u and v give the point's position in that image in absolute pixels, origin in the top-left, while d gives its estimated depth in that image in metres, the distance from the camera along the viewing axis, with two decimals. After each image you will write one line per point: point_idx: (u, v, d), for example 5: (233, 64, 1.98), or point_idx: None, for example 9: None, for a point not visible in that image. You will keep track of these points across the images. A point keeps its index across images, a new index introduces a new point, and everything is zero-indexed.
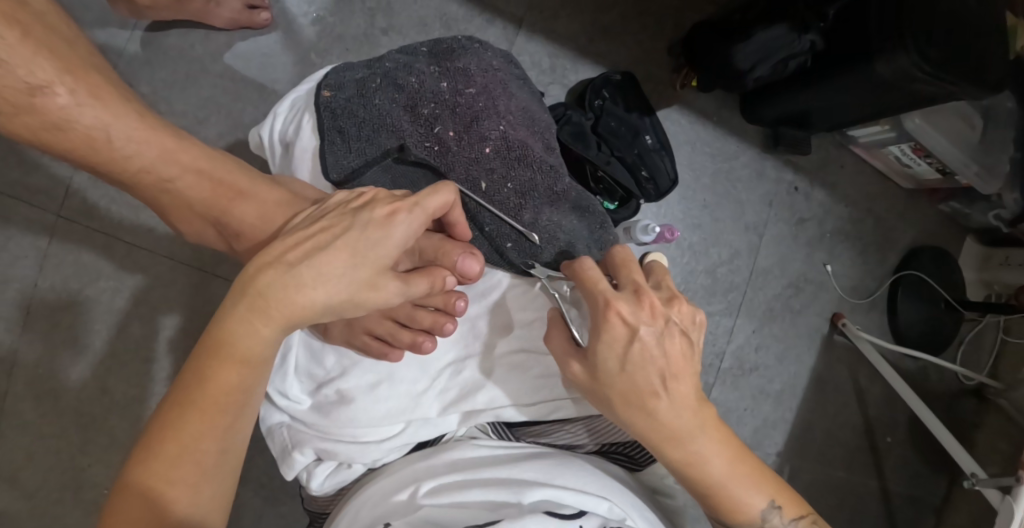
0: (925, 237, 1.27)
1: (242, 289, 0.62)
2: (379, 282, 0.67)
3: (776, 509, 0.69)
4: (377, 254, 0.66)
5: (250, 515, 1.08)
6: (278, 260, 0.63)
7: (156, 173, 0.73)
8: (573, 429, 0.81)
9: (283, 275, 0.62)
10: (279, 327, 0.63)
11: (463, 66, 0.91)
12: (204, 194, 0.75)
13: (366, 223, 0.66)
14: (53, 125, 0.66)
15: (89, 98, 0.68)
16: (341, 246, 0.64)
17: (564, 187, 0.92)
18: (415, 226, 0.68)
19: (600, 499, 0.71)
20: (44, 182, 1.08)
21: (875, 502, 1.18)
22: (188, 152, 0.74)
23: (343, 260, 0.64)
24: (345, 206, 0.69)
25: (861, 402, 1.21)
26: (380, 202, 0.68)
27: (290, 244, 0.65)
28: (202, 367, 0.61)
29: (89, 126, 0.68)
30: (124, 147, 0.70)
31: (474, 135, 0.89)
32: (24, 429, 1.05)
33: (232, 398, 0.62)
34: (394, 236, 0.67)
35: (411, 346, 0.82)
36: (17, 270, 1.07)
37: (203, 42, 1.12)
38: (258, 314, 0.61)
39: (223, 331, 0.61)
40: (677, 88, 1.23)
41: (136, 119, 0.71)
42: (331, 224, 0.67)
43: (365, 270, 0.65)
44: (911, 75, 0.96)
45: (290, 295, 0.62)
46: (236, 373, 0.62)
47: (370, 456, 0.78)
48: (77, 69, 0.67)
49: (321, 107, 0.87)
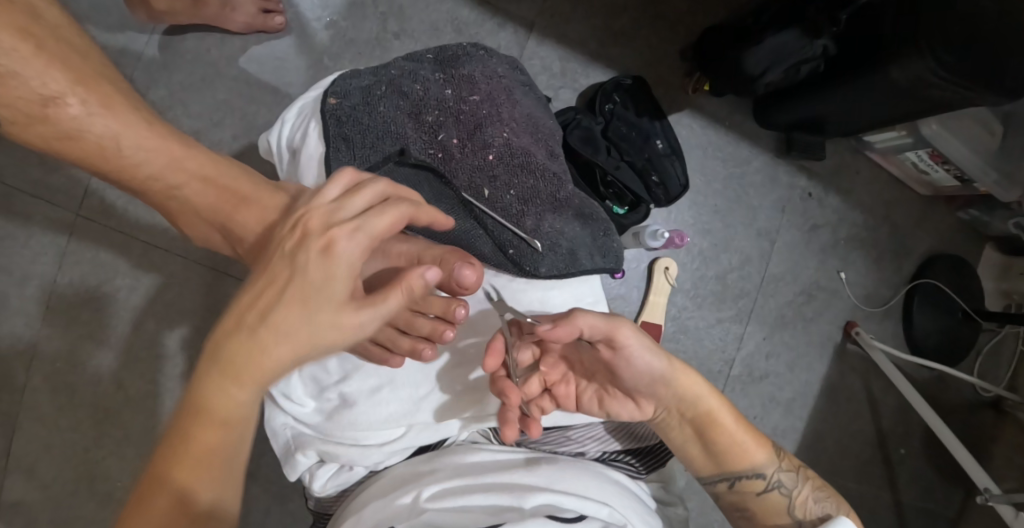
0: (942, 245, 1.24)
1: (214, 355, 0.60)
2: (342, 319, 0.63)
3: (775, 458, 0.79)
4: (326, 294, 0.62)
5: (257, 511, 1.12)
6: (236, 325, 0.60)
7: (164, 181, 0.75)
8: (574, 437, 0.84)
9: (245, 340, 0.60)
10: (254, 388, 0.60)
11: (468, 74, 0.94)
12: (210, 201, 0.78)
13: (307, 263, 0.62)
14: (66, 135, 0.69)
15: (99, 107, 0.70)
16: (292, 297, 0.61)
17: (566, 194, 0.94)
18: (360, 251, 0.64)
19: (601, 504, 0.73)
20: (63, 181, 1.11)
21: (888, 514, 1.16)
22: (194, 159, 0.76)
23: (298, 312, 0.61)
24: (279, 251, 0.63)
25: (874, 413, 1.19)
26: (314, 236, 0.63)
27: (253, 298, 0.61)
28: (181, 430, 0.59)
29: (99, 136, 0.70)
30: (132, 155, 0.72)
31: (478, 142, 0.92)
32: (43, 421, 1.08)
33: (216, 459, 0.60)
34: (343, 270, 0.63)
35: (411, 354, 0.80)
36: (37, 267, 1.10)
37: (220, 45, 1.14)
38: (229, 379, 0.59)
39: (201, 397, 0.59)
40: (689, 93, 1.22)
41: (147, 128, 0.73)
42: (272, 276, 0.62)
43: (325, 311, 0.62)
44: (927, 81, 0.95)
45: (254, 357, 0.60)
46: (217, 434, 0.59)
47: (371, 460, 0.80)
48: (89, 80, 0.70)
49: (327, 114, 0.89)
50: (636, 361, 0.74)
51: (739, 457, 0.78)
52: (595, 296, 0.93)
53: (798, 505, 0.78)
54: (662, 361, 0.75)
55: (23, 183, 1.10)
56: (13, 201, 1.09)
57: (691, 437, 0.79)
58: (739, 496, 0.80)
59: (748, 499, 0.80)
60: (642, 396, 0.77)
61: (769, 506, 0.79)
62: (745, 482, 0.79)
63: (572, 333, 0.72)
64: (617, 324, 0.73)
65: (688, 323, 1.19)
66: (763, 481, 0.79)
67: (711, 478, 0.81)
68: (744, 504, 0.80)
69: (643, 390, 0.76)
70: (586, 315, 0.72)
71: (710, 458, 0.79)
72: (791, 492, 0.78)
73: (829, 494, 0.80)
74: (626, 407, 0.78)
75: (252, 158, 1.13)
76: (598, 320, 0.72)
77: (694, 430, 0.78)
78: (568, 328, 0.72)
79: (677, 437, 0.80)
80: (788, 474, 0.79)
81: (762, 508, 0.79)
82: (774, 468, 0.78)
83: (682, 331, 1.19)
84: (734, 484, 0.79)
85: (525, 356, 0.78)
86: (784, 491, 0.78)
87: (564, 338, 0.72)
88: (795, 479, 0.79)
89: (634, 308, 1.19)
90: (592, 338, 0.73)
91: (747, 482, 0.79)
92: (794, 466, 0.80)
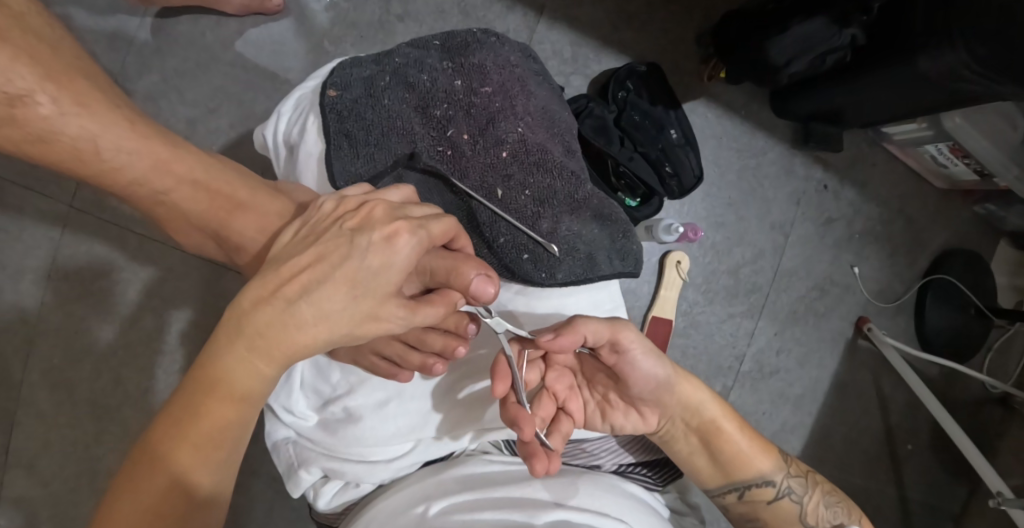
0: (958, 241, 1.26)
1: (239, 327, 0.58)
2: (381, 312, 0.61)
3: (778, 464, 0.77)
4: (380, 285, 0.60)
5: (263, 506, 1.07)
6: (273, 295, 0.58)
7: (151, 186, 0.67)
8: (590, 448, 0.79)
9: (280, 313, 0.58)
10: (282, 363, 0.60)
11: (478, 63, 0.85)
12: (202, 207, 0.70)
13: (366, 249, 0.59)
14: (37, 137, 0.61)
15: (74, 106, 0.62)
16: (342, 278, 0.58)
17: (584, 194, 0.86)
18: (418, 249, 0.61)
19: (618, 521, 0.68)
20: (54, 173, 1.06)
21: (893, 508, 1.20)
22: (182, 162, 0.68)
23: (344, 295, 0.58)
24: (336, 228, 0.61)
25: (883, 410, 1.22)
26: (378, 224, 0.60)
27: (287, 275, 0.59)
28: (195, 402, 0.58)
29: (75, 137, 0.62)
30: (112, 158, 0.65)
31: (490, 138, 0.83)
32: (40, 420, 1.03)
33: (229, 432, 0.60)
34: (400, 263, 0.60)
35: (421, 369, 0.75)
36: (30, 261, 1.05)
37: (214, 29, 1.08)
38: (258, 354, 0.58)
39: (221, 369, 0.58)
40: (704, 80, 1.19)
41: (127, 128, 0.65)
42: (326, 251, 0.60)
43: (368, 302, 0.60)
44: (958, 74, 0.90)
45: (286, 333, 0.58)
46: (236, 410, 0.59)
47: (377, 476, 0.76)
48: (60, 74, 0.61)
49: (326, 108, 0.81)
50: (643, 367, 0.70)
51: (748, 465, 0.76)
52: (614, 302, 0.87)
53: (809, 512, 0.76)
54: (667, 368, 0.72)
55: (14, 174, 1.05)
56: (4, 193, 1.04)
57: (697, 449, 0.76)
58: (749, 505, 0.77)
59: (758, 508, 0.77)
60: (645, 404, 0.73)
61: (781, 514, 0.76)
62: (755, 491, 0.76)
63: (577, 340, 0.67)
64: (620, 326, 0.69)
65: (699, 318, 1.18)
66: (773, 488, 0.76)
67: (720, 489, 0.77)
68: (755, 514, 0.77)
69: (647, 398, 0.73)
70: (588, 320, 0.67)
71: (717, 469, 0.76)
72: (802, 498, 0.76)
73: (839, 498, 0.78)
74: (631, 419, 0.74)
75: (249, 148, 1.08)
76: (600, 325, 0.68)
77: (700, 439, 0.76)
78: (572, 335, 0.66)
79: (682, 450, 0.77)
80: (794, 479, 0.77)
81: (774, 517, 0.76)
82: (781, 473, 0.76)
83: (693, 326, 1.18)
84: (744, 494, 0.77)
85: (533, 376, 0.71)
86: (795, 497, 0.76)
87: (567, 347, 0.67)
88: (805, 485, 0.77)
89: (644, 303, 1.17)
90: (595, 344, 0.69)
91: (758, 490, 0.76)
92: (803, 471, 0.78)
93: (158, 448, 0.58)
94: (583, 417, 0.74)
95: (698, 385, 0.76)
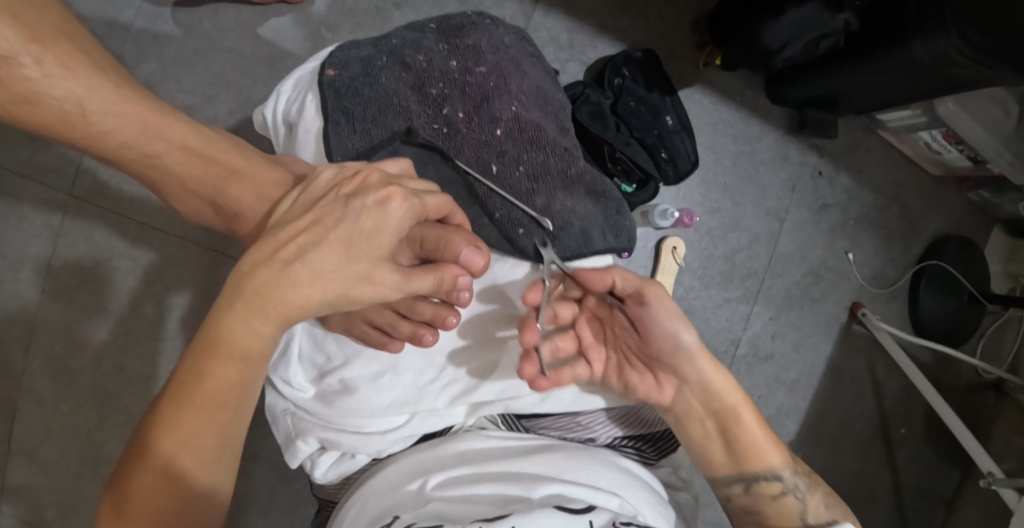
0: (952, 226, 1.28)
1: (238, 286, 0.58)
2: (376, 275, 0.62)
3: (794, 478, 0.71)
4: (373, 248, 0.61)
5: (263, 491, 1.08)
6: (270, 257, 0.59)
7: (139, 149, 0.67)
8: (585, 422, 0.78)
9: (277, 273, 0.58)
10: (279, 323, 0.60)
11: (473, 43, 0.86)
12: (195, 172, 0.70)
13: (360, 212, 0.61)
14: (21, 99, 0.61)
15: (58, 68, 0.61)
16: (336, 240, 0.60)
17: (578, 170, 0.87)
18: (411, 215, 0.63)
19: (611, 495, 0.68)
20: (56, 160, 1.06)
21: (886, 493, 1.21)
22: (173, 127, 0.68)
23: (338, 256, 0.60)
24: (334, 194, 0.62)
25: (877, 394, 1.24)
26: (372, 189, 0.63)
27: (284, 238, 0.60)
28: (198, 365, 0.59)
29: (61, 100, 0.62)
30: (101, 122, 0.64)
31: (485, 116, 0.84)
32: (42, 408, 1.04)
33: (232, 393, 0.60)
34: (394, 225, 0.62)
35: (412, 339, 0.76)
36: (28, 247, 1.05)
37: (213, 16, 1.09)
38: (255, 313, 0.58)
39: (221, 329, 0.58)
40: (700, 67, 1.21)
41: (112, 92, 0.65)
42: (321, 214, 0.61)
43: (362, 264, 0.61)
44: (948, 57, 0.91)
45: (283, 293, 0.58)
46: (236, 370, 0.59)
47: (373, 448, 0.76)
48: (44, 37, 0.61)
49: (325, 86, 0.82)
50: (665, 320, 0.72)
51: (759, 457, 0.71)
52: None
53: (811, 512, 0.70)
54: (692, 337, 0.72)
55: (13, 161, 1.05)
56: (3, 180, 1.05)
57: (711, 434, 0.73)
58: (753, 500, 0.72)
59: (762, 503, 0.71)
60: (662, 371, 0.73)
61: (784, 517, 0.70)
62: (763, 484, 0.71)
63: (606, 281, 0.73)
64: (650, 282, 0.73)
65: (694, 303, 1.19)
66: (779, 484, 0.71)
67: (727, 479, 0.73)
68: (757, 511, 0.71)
69: (664, 362, 0.72)
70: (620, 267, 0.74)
71: (729, 457, 0.72)
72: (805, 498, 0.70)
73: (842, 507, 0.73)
74: (645, 384, 0.73)
75: (248, 134, 1.09)
76: (631, 273, 0.73)
77: (715, 425, 0.72)
78: (602, 274, 0.73)
79: (696, 433, 0.73)
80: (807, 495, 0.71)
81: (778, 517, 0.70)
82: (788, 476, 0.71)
83: (689, 311, 1.19)
84: (751, 487, 0.72)
85: (563, 312, 0.75)
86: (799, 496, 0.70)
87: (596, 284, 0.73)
88: (811, 486, 0.72)
89: None
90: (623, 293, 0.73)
91: (765, 484, 0.71)
92: (808, 471, 0.73)
93: (165, 413, 0.59)
94: (601, 371, 0.74)
95: (723, 374, 0.72)
